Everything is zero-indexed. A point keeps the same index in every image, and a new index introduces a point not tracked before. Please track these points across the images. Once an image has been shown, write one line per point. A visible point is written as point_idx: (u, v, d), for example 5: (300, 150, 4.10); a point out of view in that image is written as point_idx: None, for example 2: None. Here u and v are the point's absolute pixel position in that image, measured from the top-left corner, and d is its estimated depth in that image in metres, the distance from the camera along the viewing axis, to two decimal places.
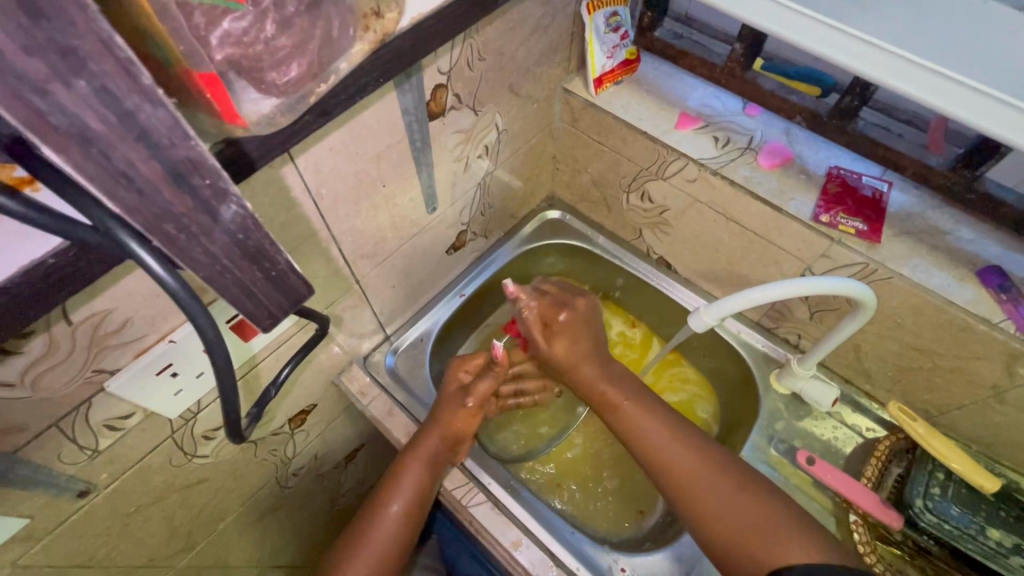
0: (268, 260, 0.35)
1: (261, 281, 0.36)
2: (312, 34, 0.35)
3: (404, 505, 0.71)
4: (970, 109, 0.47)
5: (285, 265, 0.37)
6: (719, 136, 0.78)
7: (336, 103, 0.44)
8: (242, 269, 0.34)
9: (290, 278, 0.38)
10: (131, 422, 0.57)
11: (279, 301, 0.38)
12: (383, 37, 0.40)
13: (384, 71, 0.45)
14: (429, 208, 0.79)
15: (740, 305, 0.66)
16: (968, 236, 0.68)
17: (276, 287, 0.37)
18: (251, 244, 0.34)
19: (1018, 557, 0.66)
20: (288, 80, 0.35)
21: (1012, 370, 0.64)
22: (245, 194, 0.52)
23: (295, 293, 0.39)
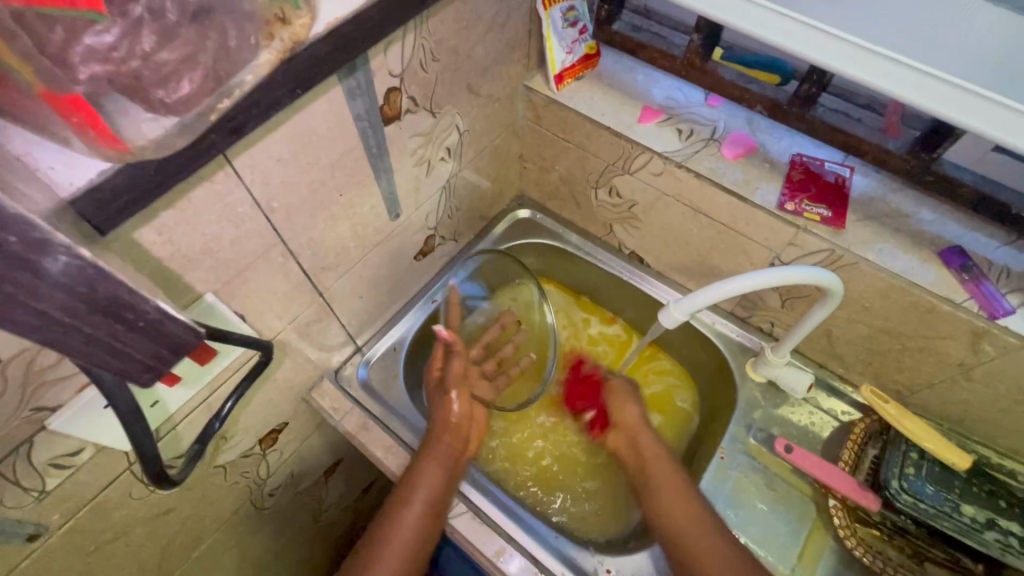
0: (130, 313, 0.34)
1: (124, 332, 0.34)
2: (203, 46, 0.33)
3: (426, 494, 0.72)
4: (970, 113, 0.46)
5: (154, 313, 0.35)
6: (682, 128, 0.78)
7: (246, 118, 0.41)
8: (98, 325, 0.33)
9: (166, 326, 0.36)
10: (83, 458, 0.54)
11: (153, 351, 0.37)
12: (294, 44, 0.40)
13: (303, 81, 0.43)
14: (393, 214, 0.76)
15: (711, 299, 0.65)
16: (930, 217, 0.69)
17: (147, 337, 0.36)
18: (102, 296, 0.32)
19: (991, 532, 0.66)
20: (177, 97, 0.34)
21: (978, 347, 0.65)
22: (190, 213, 0.49)
23: (174, 339, 0.37)
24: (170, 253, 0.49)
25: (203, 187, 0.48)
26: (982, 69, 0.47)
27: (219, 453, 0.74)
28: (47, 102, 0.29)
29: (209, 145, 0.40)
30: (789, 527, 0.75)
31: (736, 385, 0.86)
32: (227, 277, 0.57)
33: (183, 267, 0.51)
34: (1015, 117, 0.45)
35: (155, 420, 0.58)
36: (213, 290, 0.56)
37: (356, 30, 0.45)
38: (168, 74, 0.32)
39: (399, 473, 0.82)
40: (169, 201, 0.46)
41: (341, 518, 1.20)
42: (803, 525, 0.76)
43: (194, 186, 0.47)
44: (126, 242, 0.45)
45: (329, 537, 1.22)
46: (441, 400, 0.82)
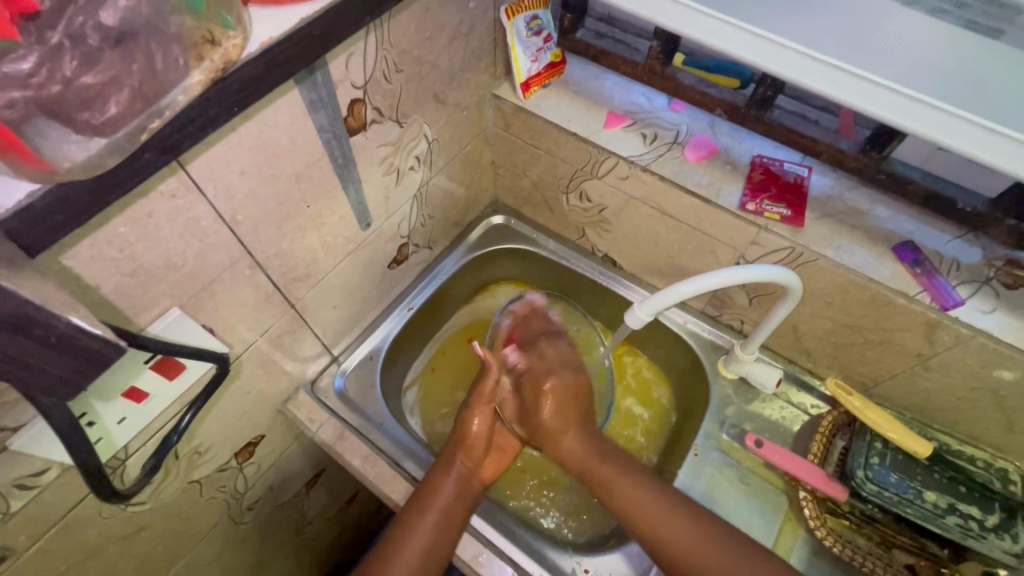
0: (40, 329, 0.35)
1: (38, 349, 0.36)
2: (128, 67, 0.34)
3: (439, 511, 0.71)
4: (919, 119, 0.48)
5: (65, 328, 0.36)
6: (647, 133, 0.79)
7: (181, 136, 0.42)
8: (9, 343, 0.34)
9: (80, 341, 0.37)
10: (47, 479, 0.53)
11: (71, 366, 0.38)
12: (226, 65, 0.40)
13: (240, 98, 0.44)
14: (364, 223, 0.77)
15: (672, 300, 0.66)
16: (884, 214, 0.71)
17: (64, 353, 0.37)
18: (4, 313, 0.33)
19: (952, 516, 0.69)
20: (108, 117, 0.35)
21: (932, 338, 0.67)
22: (151, 230, 0.49)
23: (94, 354, 0.38)
24: (131, 268, 0.49)
25: (163, 202, 0.48)
26: (925, 74, 0.49)
27: (192, 467, 0.73)
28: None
29: (143, 161, 0.40)
30: (763, 520, 0.77)
31: (709, 383, 0.87)
32: (194, 291, 0.57)
33: (146, 283, 0.51)
34: (953, 121, 0.47)
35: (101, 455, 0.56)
36: (179, 304, 0.56)
37: (291, 48, 0.46)
38: (93, 96, 0.33)
39: (376, 482, 0.81)
40: (126, 214, 0.46)
41: (324, 529, 1.19)
42: (776, 517, 0.77)
43: (153, 202, 0.47)
44: (85, 257, 0.45)
45: (315, 549, 1.21)
46: (464, 414, 0.82)
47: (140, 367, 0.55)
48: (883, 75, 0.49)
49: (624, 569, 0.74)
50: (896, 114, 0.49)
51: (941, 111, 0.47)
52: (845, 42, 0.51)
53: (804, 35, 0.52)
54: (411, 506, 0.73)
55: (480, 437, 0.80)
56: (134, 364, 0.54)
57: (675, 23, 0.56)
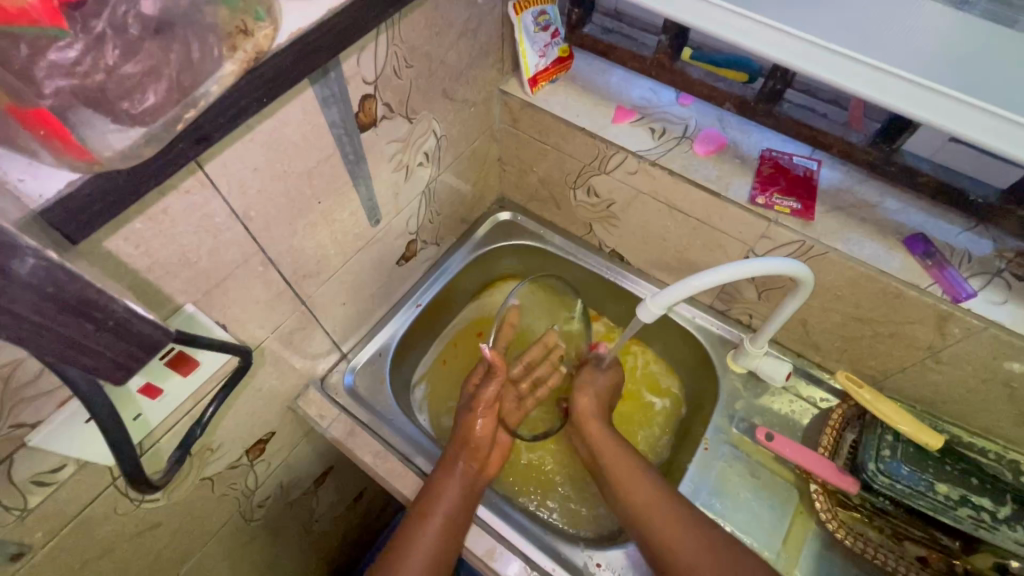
0: (100, 312, 0.34)
1: (96, 333, 0.35)
2: (165, 59, 0.35)
3: (447, 511, 0.71)
4: (931, 109, 0.48)
5: (123, 312, 0.36)
6: (655, 127, 0.79)
7: (212, 128, 0.42)
8: (68, 324, 0.33)
9: (136, 325, 0.37)
10: (65, 474, 0.54)
11: (126, 350, 0.37)
12: (258, 55, 0.40)
13: (268, 90, 0.44)
14: (373, 220, 0.77)
15: (687, 292, 0.66)
16: (894, 207, 0.71)
17: (120, 337, 0.36)
18: (69, 296, 0.33)
19: (965, 508, 0.68)
20: (145, 108, 0.35)
21: (944, 330, 0.68)
22: (168, 226, 0.49)
23: (147, 339, 0.38)
24: (149, 264, 0.49)
25: (179, 197, 0.48)
26: (935, 66, 0.49)
27: (205, 464, 0.73)
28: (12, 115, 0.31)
29: (174, 153, 0.41)
30: (774, 513, 0.77)
31: (718, 377, 0.87)
32: (209, 287, 0.57)
33: (162, 278, 0.51)
34: (961, 108, 0.47)
35: (137, 434, 0.57)
36: (193, 300, 0.56)
37: (319, 39, 0.46)
38: (132, 87, 0.34)
39: (387, 478, 0.82)
40: (145, 209, 0.46)
41: (332, 527, 1.19)
42: (787, 510, 0.77)
43: (170, 197, 0.47)
44: (103, 252, 0.45)
45: (324, 547, 1.21)
46: (465, 416, 0.82)
47: (155, 364, 0.55)
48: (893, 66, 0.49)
49: (637, 562, 0.74)
50: (906, 104, 0.49)
51: (954, 100, 0.47)
52: (852, 33, 0.52)
53: (811, 27, 0.52)
54: (417, 507, 0.73)
55: (482, 437, 0.80)
56: (149, 360, 0.54)
57: (684, 14, 0.56)
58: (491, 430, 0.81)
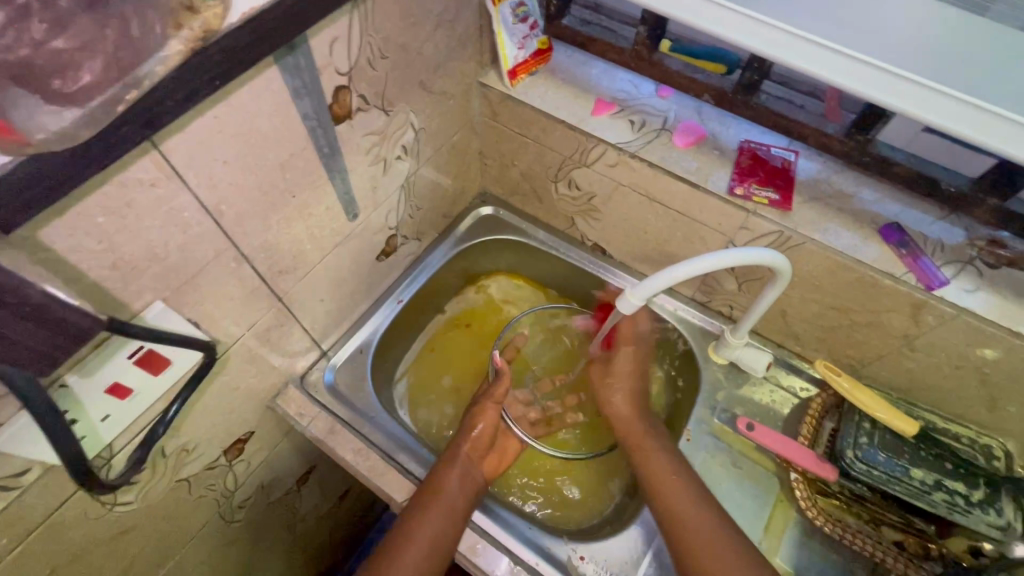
0: (12, 296, 0.37)
1: (11, 320, 0.37)
2: (102, 34, 0.34)
3: (451, 501, 0.72)
4: (906, 98, 0.49)
5: (40, 298, 0.38)
6: (635, 120, 0.79)
7: (161, 111, 0.40)
8: None
9: (55, 311, 0.40)
10: (28, 478, 0.52)
11: (48, 339, 0.40)
12: (205, 34, 0.39)
13: (221, 72, 0.43)
14: (351, 214, 0.76)
15: (662, 285, 0.66)
16: (871, 197, 0.72)
17: (38, 323, 0.39)
18: None
19: (939, 493, 0.69)
20: (80, 86, 0.34)
21: (919, 318, 0.68)
22: (132, 221, 0.47)
23: (72, 327, 0.41)
24: (114, 259, 0.48)
25: (142, 191, 0.47)
26: (913, 54, 0.50)
27: (180, 465, 0.71)
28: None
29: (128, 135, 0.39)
30: (756, 502, 0.78)
31: (701, 368, 0.88)
32: (178, 283, 0.55)
33: (128, 275, 0.50)
34: (939, 98, 0.47)
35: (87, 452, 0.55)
36: (161, 297, 0.54)
37: (278, 21, 0.44)
38: (65, 63, 0.34)
39: (370, 476, 0.81)
40: (105, 203, 0.44)
41: (316, 527, 1.18)
42: (769, 499, 0.78)
43: (131, 190, 0.46)
44: (60, 247, 0.43)
45: (309, 546, 1.20)
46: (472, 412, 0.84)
47: (121, 363, 0.53)
48: (872, 54, 0.49)
49: (621, 555, 0.74)
50: (884, 93, 0.49)
51: (929, 89, 0.48)
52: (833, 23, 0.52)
53: (793, 15, 0.52)
54: (420, 496, 0.73)
55: (483, 430, 0.81)
56: (114, 359, 0.53)
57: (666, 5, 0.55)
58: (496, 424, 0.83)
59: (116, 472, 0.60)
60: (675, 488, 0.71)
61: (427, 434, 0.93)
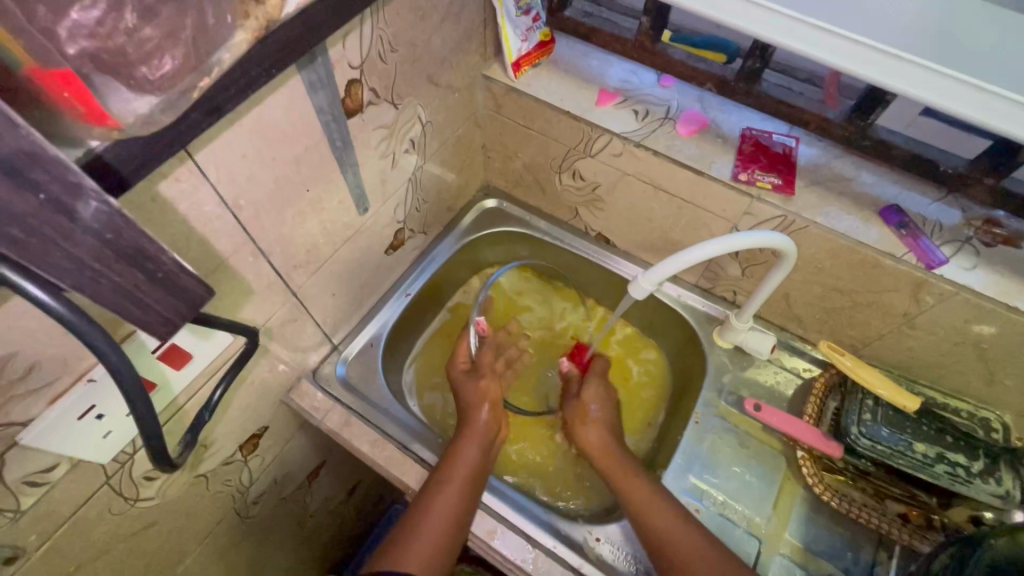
0: (151, 263, 0.36)
1: (145, 284, 0.37)
2: (183, 22, 0.34)
3: (470, 469, 0.74)
4: (907, 80, 0.50)
5: (173, 265, 0.38)
6: (638, 109, 0.80)
7: (226, 98, 0.42)
8: (122, 273, 0.35)
9: (182, 279, 0.39)
10: (58, 474, 0.52)
11: (172, 305, 0.39)
12: (268, 23, 0.40)
13: (278, 58, 0.44)
14: (361, 208, 0.76)
15: (675, 269, 0.68)
16: (870, 180, 0.74)
17: (166, 290, 0.38)
18: (126, 244, 0.35)
19: (942, 465, 0.71)
20: (162, 74, 0.35)
21: (919, 297, 0.71)
22: (157, 215, 0.48)
23: (190, 296, 0.40)
24: None
25: (166, 185, 0.47)
26: (914, 34, 0.51)
27: (199, 461, 0.72)
28: (35, 77, 0.30)
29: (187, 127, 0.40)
30: (764, 481, 0.80)
31: (705, 353, 0.90)
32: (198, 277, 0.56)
33: None
34: (938, 79, 0.49)
35: (159, 402, 0.58)
36: None
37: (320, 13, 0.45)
38: (150, 51, 0.33)
39: (386, 467, 0.82)
40: (131, 198, 0.45)
41: (326, 522, 1.18)
42: (776, 477, 0.80)
43: (155, 183, 0.46)
44: None
45: (318, 543, 1.20)
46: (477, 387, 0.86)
47: (149, 358, 0.54)
48: (873, 37, 0.51)
49: (635, 535, 0.76)
50: (886, 75, 0.51)
51: (928, 70, 0.49)
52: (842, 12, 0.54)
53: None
54: (441, 465, 0.74)
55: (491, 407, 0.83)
56: (140, 354, 0.53)
57: None
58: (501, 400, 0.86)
59: (174, 442, 0.63)
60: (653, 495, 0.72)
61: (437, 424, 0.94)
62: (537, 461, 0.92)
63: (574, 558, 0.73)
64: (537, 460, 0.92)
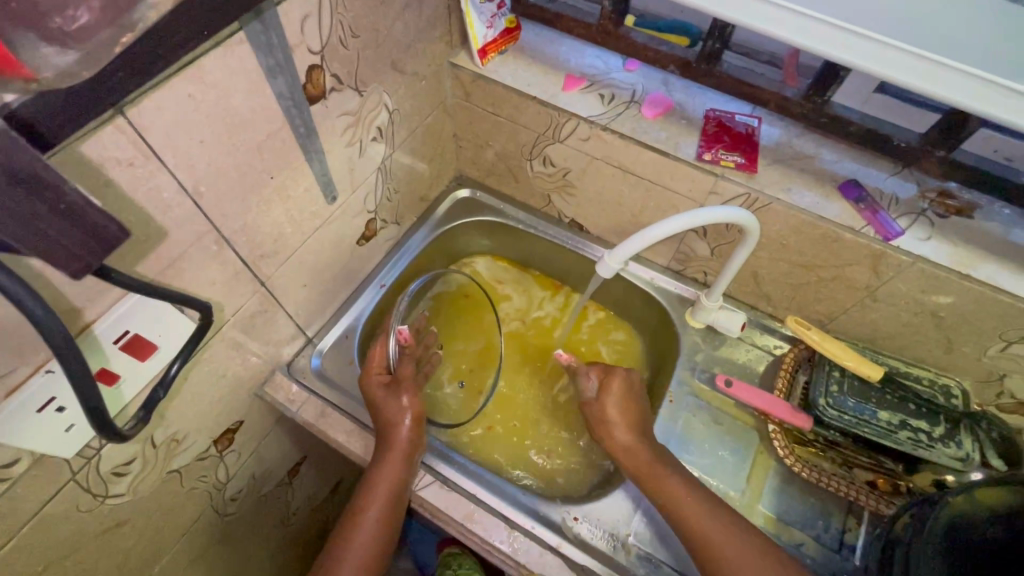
0: (50, 192, 0.35)
1: (46, 214, 0.35)
2: None
3: (382, 503, 0.71)
4: (855, 51, 0.52)
5: (76, 196, 0.36)
6: (604, 93, 0.81)
7: (153, 57, 0.42)
8: (19, 200, 0.33)
9: (89, 214, 0.37)
10: (17, 471, 0.51)
11: (81, 242, 0.37)
12: None
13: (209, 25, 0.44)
14: (329, 197, 0.76)
15: (640, 247, 0.69)
16: (830, 157, 0.75)
17: (75, 224, 0.36)
18: (17, 166, 0.33)
19: (905, 431, 0.74)
20: (80, 26, 0.32)
21: (878, 269, 0.73)
22: (110, 199, 0.47)
23: (104, 235, 0.38)
24: None
25: (120, 170, 0.47)
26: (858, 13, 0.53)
27: (170, 457, 0.71)
28: None
29: None
30: (738, 456, 0.82)
31: (679, 334, 0.91)
32: (160, 267, 0.55)
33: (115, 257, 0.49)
34: (883, 51, 0.51)
35: (110, 407, 0.57)
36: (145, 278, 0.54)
37: None
38: (65, 0, 0.31)
39: (363, 456, 0.82)
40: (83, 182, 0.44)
41: (308, 520, 1.18)
42: (749, 452, 0.82)
43: (109, 168, 0.46)
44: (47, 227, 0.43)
45: (302, 540, 1.19)
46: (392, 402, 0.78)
47: (110, 349, 0.53)
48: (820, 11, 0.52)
49: (612, 514, 0.77)
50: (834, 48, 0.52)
51: (873, 42, 0.51)
52: None
53: None
54: (356, 497, 0.72)
55: (415, 416, 0.77)
56: (101, 344, 0.52)
57: None
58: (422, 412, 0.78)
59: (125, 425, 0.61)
60: (684, 497, 0.68)
61: (436, 413, 0.94)
62: (515, 446, 0.92)
63: (552, 537, 0.74)
64: (516, 445, 0.92)
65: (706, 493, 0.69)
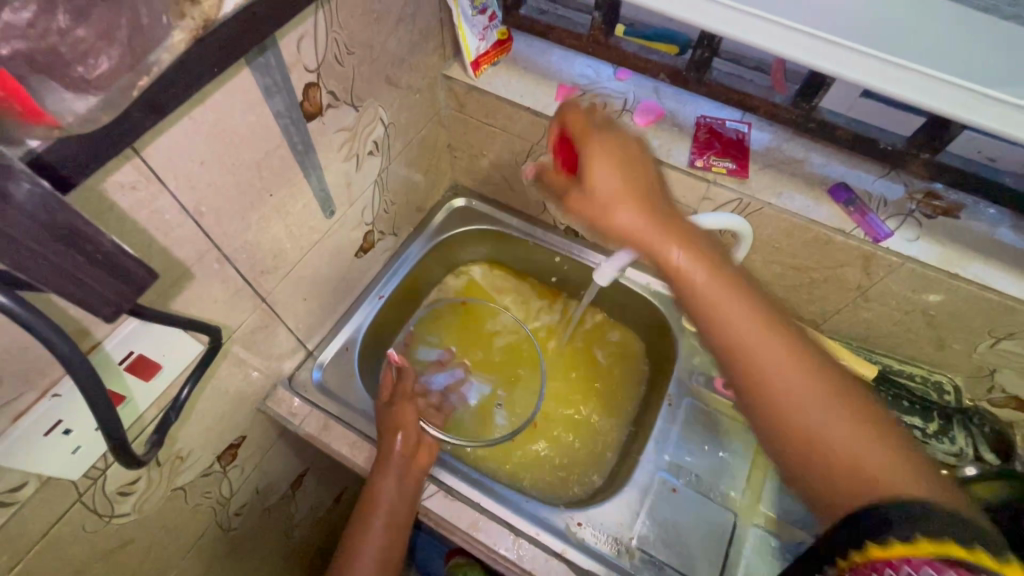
0: (89, 244, 0.34)
1: (86, 266, 0.35)
2: (118, 22, 0.34)
3: (385, 513, 0.73)
4: (836, 60, 0.53)
5: (112, 247, 0.36)
6: (596, 102, 0.82)
7: (167, 97, 0.42)
8: (60, 254, 0.34)
9: (123, 261, 0.37)
10: (25, 493, 0.52)
11: (115, 289, 0.37)
12: (206, 24, 0.41)
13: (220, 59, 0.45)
14: (327, 211, 0.76)
15: (637, 254, 0.70)
16: (820, 161, 0.77)
17: (110, 273, 0.36)
18: (61, 224, 0.33)
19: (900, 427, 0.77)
20: (100, 73, 0.34)
21: (869, 269, 0.74)
22: (112, 224, 0.48)
23: (136, 280, 0.38)
24: None
25: (123, 196, 0.47)
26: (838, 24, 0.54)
27: (173, 474, 0.71)
28: None
29: (133, 123, 0.41)
30: (737, 457, 0.83)
31: (676, 337, 0.93)
32: (162, 287, 0.55)
33: None
34: (864, 60, 0.52)
35: (125, 420, 0.57)
36: (149, 300, 0.55)
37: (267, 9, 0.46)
38: (86, 50, 0.33)
39: (366, 467, 0.82)
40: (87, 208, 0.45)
41: (311, 533, 1.17)
42: (748, 452, 0.83)
43: (111, 193, 0.46)
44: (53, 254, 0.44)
45: (306, 554, 1.19)
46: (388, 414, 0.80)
47: (116, 370, 0.53)
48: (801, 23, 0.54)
49: (616, 517, 0.78)
50: (817, 58, 0.53)
51: (853, 52, 0.52)
52: (800, 10, 0.56)
53: None
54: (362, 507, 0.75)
55: (409, 426, 0.78)
56: (107, 365, 0.52)
57: None
58: (416, 421, 0.80)
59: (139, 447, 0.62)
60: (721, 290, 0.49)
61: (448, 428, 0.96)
62: (517, 452, 0.93)
63: (556, 543, 0.75)
64: (517, 451, 0.93)
65: (789, 346, 0.46)
